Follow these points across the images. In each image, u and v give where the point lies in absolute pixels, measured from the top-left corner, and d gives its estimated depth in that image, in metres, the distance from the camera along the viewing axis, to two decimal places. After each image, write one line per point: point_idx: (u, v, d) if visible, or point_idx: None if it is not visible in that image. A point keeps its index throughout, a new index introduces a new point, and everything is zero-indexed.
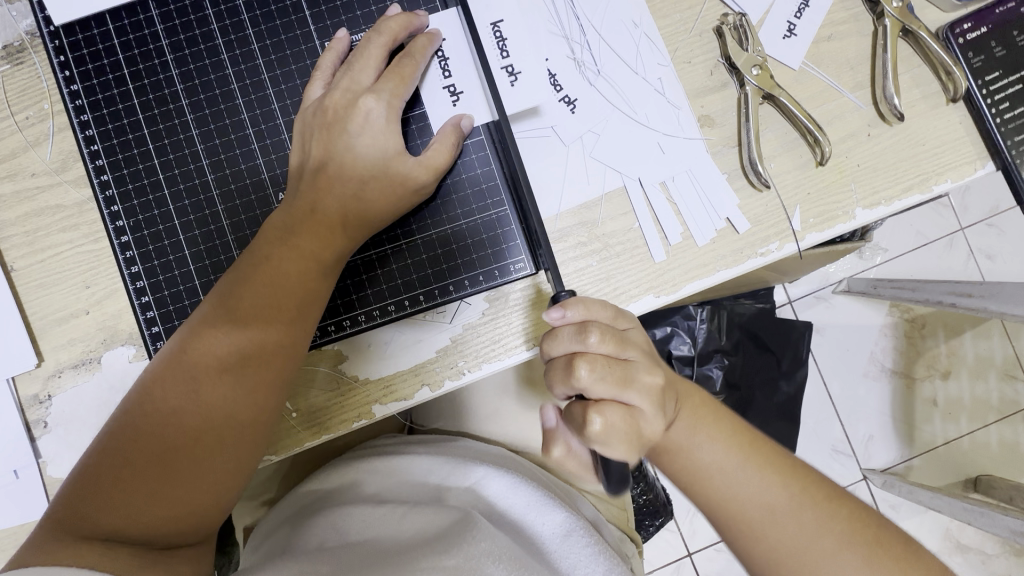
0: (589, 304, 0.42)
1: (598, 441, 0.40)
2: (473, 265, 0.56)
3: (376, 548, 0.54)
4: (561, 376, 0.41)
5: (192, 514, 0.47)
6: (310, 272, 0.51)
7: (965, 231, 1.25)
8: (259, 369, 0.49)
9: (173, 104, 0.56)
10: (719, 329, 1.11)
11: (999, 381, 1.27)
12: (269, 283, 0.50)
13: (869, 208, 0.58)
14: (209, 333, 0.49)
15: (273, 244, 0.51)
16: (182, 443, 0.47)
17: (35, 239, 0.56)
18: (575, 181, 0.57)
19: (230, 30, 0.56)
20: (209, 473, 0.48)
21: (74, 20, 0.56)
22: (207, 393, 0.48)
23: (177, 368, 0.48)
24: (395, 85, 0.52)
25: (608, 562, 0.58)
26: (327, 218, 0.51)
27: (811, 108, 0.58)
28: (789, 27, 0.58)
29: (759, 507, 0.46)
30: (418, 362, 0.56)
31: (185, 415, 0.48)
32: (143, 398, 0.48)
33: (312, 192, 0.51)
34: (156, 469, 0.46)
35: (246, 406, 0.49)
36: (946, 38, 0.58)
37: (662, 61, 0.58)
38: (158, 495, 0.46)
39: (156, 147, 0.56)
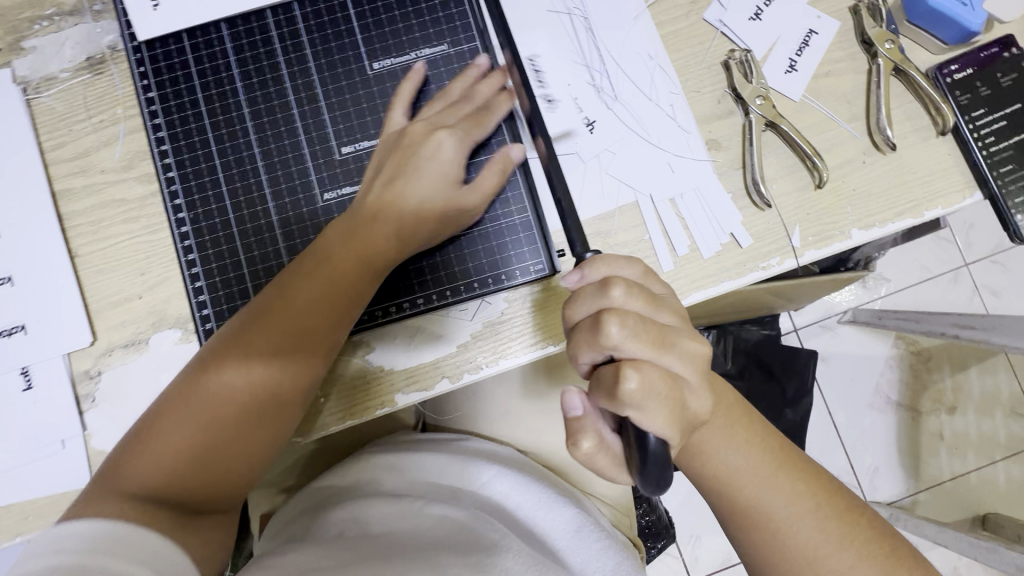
0: (609, 262, 0.43)
1: (637, 401, 0.37)
2: (496, 265, 0.60)
3: (395, 537, 0.56)
4: (590, 337, 0.39)
5: (225, 486, 0.52)
6: (361, 273, 0.55)
7: (969, 266, 1.29)
8: (303, 364, 0.53)
9: (236, 112, 0.63)
10: (725, 352, 1.15)
11: (1005, 417, 1.28)
12: (318, 287, 0.54)
13: (865, 229, 0.62)
14: (261, 328, 0.52)
15: (330, 245, 0.55)
16: (227, 424, 0.51)
17: (99, 229, 0.62)
18: (591, 193, 0.62)
19: (290, 49, 0.63)
20: (247, 451, 0.52)
21: (155, 36, 0.63)
22: (254, 375, 0.52)
23: (229, 355, 0.52)
24: (469, 127, 0.58)
25: (617, 555, 0.63)
26: (377, 229, 0.55)
27: (811, 136, 0.63)
28: (791, 63, 0.64)
29: (784, 512, 0.48)
30: (440, 355, 0.60)
31: (234, 399, 0.51)
32: (195, 378, 0.51)
33: (371, 212, 0.56)
34: (201, 445, 0.50)
35: (291, 390, 0.53)
36: (935, 78, 0.63)
37: (673, 90, 0.64)
38: (199, 467, 0.50)
39: (218, 149, 0.62)
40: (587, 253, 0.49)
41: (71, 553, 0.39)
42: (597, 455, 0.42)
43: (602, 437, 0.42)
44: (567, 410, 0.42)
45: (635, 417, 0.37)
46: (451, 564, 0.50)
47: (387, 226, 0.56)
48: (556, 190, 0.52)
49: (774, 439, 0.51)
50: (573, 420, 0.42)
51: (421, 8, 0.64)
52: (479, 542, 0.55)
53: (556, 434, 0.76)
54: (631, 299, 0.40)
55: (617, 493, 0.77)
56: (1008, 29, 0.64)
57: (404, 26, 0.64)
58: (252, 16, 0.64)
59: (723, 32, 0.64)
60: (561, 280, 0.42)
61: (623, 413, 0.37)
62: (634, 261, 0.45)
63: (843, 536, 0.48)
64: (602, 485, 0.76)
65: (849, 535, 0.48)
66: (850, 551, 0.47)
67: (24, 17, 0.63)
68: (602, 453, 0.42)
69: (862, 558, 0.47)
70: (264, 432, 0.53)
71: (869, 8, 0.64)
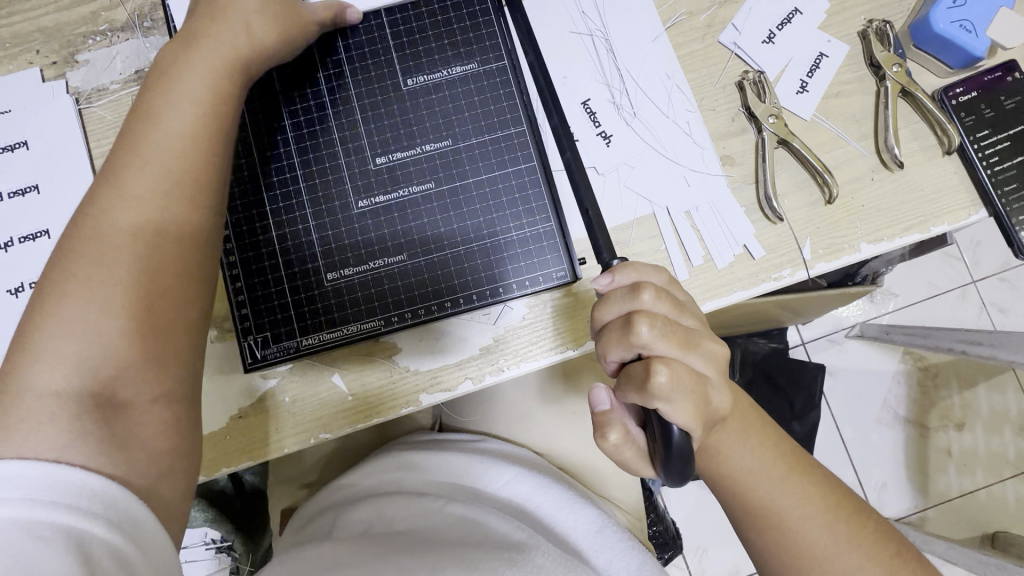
0: (638, 269, 0.45)
1: (665, 393, 0.39)
2: (521, 271, 0.62)
3: (422, 534, 0.58)
4: (621, 336, 0.41)
5: (141, 386, 0.42)
6: (206, 112, 0.49)
7: (977, 284, 1.30)
8: (176, 209, 0.46)
9: (270, 107, 0.61)
10: (733, 364, 1.16)
11: (1013, 434, 1.29)
12: (181, 124, 0.48)
13: (873, 243, 0.65)
14: (110, 189, 0.45)
15: (137, 112, 0.48)
16: (110, 303, 0.42)
17: None
18: (610, 204, 0.65)
19: (323, 48, 0.62)
20: (133, 337, 0.42)
21: None
22: (123, 238, 0.44)
23: (77, 238, 0.44)
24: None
25: (641, 556, 0.63)
26: (221, 44, 0.51)
27: (821, 153, 0.66)
28: (802, 84, 0.67)
29: (794, 514, 0.50)
30: (464, 357, 0.63)
31: (107, 272, 0.43)
32: (60, 263, 0.43)
33: (206, 26, 0.51)
34: (80, 335, 0.41)
35: (186, 195, 0.47)
36: (940, 100, 0.66)
37: (690, 108, 0.67)
38: (99, 360, 0.41)
39: (252, 142, 0.61)
40: (613, 260, 0.52)
41: (91, 523, 0.37)
42: (624, 448, 0.44)
43: (627, 430, 0.44)
44: (595, 404, 0.45)
45: (663, 409, 0.39)
46: (482, 560, 0.52)
47: (221, 41, 0.51)
48: (584, 201, 0.57)
49: (785, 443, 0.53)
50: (600, 414, 0.45)
51: (451, 18, 0.64)
52: (505, 540, 0.57)
53: (570, 438, 0.78)
54: (661, 300, 0.42)
55: (629, 497, 0.79)
56: (1011, 54, 0.67)
57: (434, 34, 0.64)
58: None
59: (737, 54, 0.68)
60: (593, 282, 0.44)
61: (651, 404, 0.39)
62: (659, 270, 0.48)
63: (850, 538, 0.49)
64: (614, 488, 0.78)
65: (857, 538, 0.49)
66: (857, 553, 0.49)
67: (78, 32, 0.67)
68: (627, 445, 0.44)
69: (868, 559, 0.49)
70: (169, 292, 0.44)
71: (877, 33, 0.67)
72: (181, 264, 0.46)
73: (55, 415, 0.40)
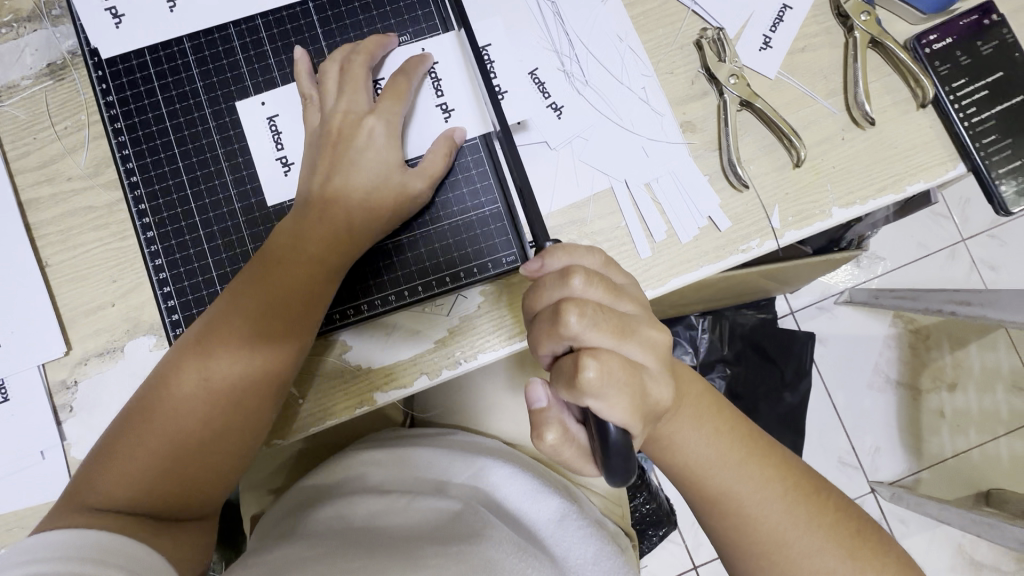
0: (570, 249, 0.43)
1: (596, 390, 0.37)
2: (469, 258, 0.60)
3: (382, 534, 0.56)
4: (550, 327, 0.39)
5: (202, 493, 0.52)
6: (317, 276, 0.54)
7: (966, 242, 1.27)
8: (259, 398, 0.53)
9: (198, 113, 0.61)
10: (721, 337, 1.13)
11: (1005, 392, 1.27)
12: (294, 272, 0.53)
13: (846, 207, 0.61)
14: (228, 320, 0.52)
15: (273, 250, 0.54)
16: (197, 431, 0.51)
17: (69, 237, 0.61)
18: (565, 181, 0.61)
19: (250, 46, 0.62)
20: (207, 458, 0.52)
21: (116, 53, 0.61)
22: (213, 381, 0.51)
23: (194, 352, 0.52)
24: (392, 104, 0.57)
25: (600, 542, 0.62)
26: (326, 223, 0.55)
27: (788, 114, 0.62)
28: (765, 40, 0.63)
29: (753, 498, 0.48)
30: (418, 351, 0.60)
31: (203, 398, 0.51)
32: (172, 373, 0.52)
33: (317, 209, 0.55)
34: (169, 445, 0.51)
35: (274, 379, 0.53)
36: (913, 48, 0.62)
37: (646, 72, 0.62)
38: (179, 472, 0.51)
39: (180, 151, 0.61)
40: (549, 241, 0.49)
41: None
42: (563, 447, 0.42)
43: (567, 428, 0.42)
44: (531, 401, 0.43)
45: (596, 406, 0.37)
46: (434, 557, 0.51)
47: (330, 225, 0.55)
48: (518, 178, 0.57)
49: (741, 426, 0.51)
50: (538, 412, 0.42)
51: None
52: (461, 535, 0.55)
53: None
54: (592, 286, 0.40)
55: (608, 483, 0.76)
56: None
57: (364, 17, 0.62)
58: (214, 27, 0.62)
59: (695, 11, 0.63)
60: (523, 268, 0.43)
61: (582, 403, 0.37)
62: (596, 252, 0.45)
63: (810, 519, 0.48)
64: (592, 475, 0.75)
65: (816, 518, 0.48)
66: (818, 534, 0.48)
67: None
68: (567, 444, 0.42)
69: (828, 542, 0.48)
70: (241, 432, 0.53)
71: None
72: (252, 437, 0.54)
73: (144, 498, 0.50)
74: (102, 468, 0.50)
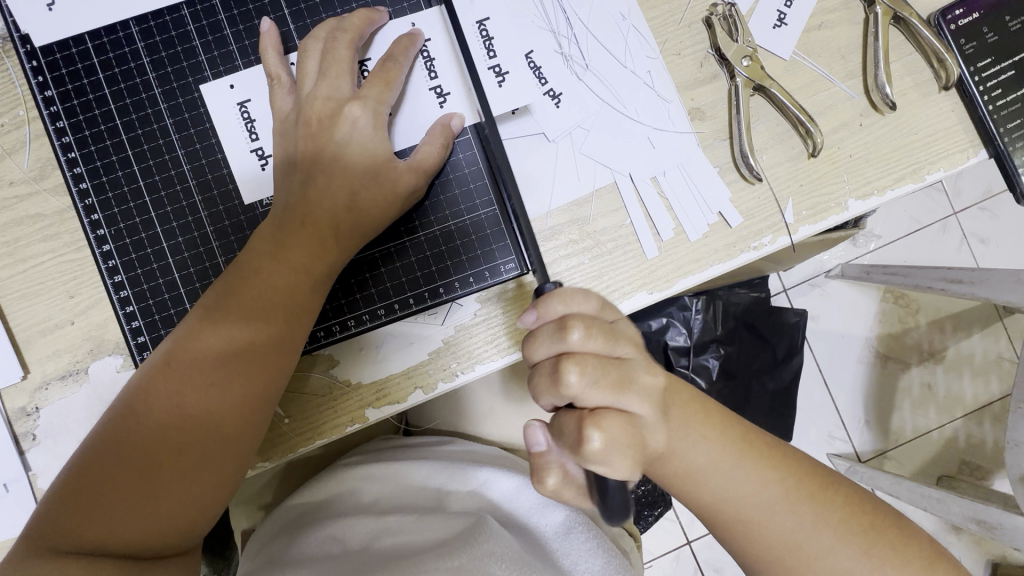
0: (566, 296, 0.40)
1: (601, 457, 0.37)
2: (463, 266, 0.55)
3: (382, 559, 0.53)
4: (550, 384, 0.39)
5: (177, 532, 0.46)
6: (300, 283, 0.49)
7: (959, 216, 1.24)
8: (243, 419, 0.47)
9: (151, 108, 0.55)
10: (715, 318, 1.07)
11: (973, 374, 1.23)
12: (273, 278, 0.48)
13: (862, 199, 0.57)
14: (204, 334, 0.47)
15: (251, 256, 0.49)
16: (171, 461, 0.46)
17: (16, 250, 0.54)
18: (565, 177, 0.56)
19: (207, 30, 0.55)
20: (182, 492, 0.46)
21: (52, 40, 0.54)
22: (190, 402, 0.46)
23: (165, 372, 0.47)
24: (380, 91, 0.51)
25: (607, 554, 0.59)
26: (309, 224, 0.49)
27: (803, 98, 0.57)
28: (779, 16, 0.58)
29: (752, 505, 0.46)
30: (411, 364, 0.55)
31: (178, 421, 0.46)
32: (141, 398, 0.46)
33: (297, 212, 0.49)
34: (138, 477, 0.45)
35: (257, 396, 0.48)
36: (938, 25, 0.57)
37: (651, 54, 0.57)
38: (153, 508, 0.45)
39: (135, 153, 0.55)
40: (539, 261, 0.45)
41: None
42: (564, 490, 0.43)
43: (567, 472, 0.43)
44: (532, 445, 0.43)
45: (601, 470, 0.38)
46: None
47: (315, 230, 0.49)
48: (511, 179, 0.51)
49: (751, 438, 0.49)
50: (538, 456, 0.43)
51: None
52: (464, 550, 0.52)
53: None
54: (590, 341, 0.39)
55: None
56: None
57: None
58: (164, 9, 0.55)
59: None
60: (518, 321, 0.40)
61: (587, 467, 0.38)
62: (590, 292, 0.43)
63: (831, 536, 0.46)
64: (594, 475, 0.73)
65: (822, 517, 0.46)
66: (844, 554, 0.45)
67: None
68: (568, 486, 0.43)
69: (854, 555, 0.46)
70: (221, 460, 0.47)
71: None
72: (236, 465, 0.48)
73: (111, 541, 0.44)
74: (67, 507, 0.44)
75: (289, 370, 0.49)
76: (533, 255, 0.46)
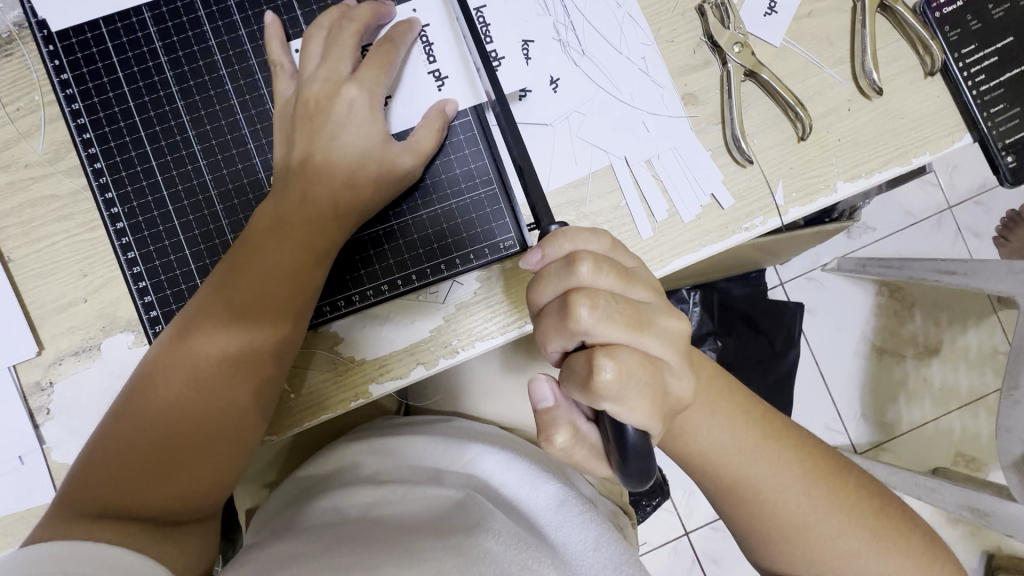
0: (574, 235, 0.42)
1: (613, 392, 0.37)
2: (465, 243, 0.57)
3: (383, 524, 0.55)
4: (560, 321, 0.40)
5: (199, 498, 0.48)
6: (305, 262, 0.51)
7: (952, 209, 1.26)
8: (256, 390, 0.49)
9: (164, 90, 0.56)
10: (710, 312, 1.09)
11: (967, 367, 1.25)
12: (280, 257, 0.50)
13: (851, 181, 0.59)
14: (214, 313, 0.49)
15: (263, 236, 0.51)
16: (189, 433, 0.48)
17: (31, 230, 0.56)
18: (563, 159, 0.58)
19: (217, 16, 0.56)
20: (201, 462, 0.48)
21: (68, 25, 0.56)
22: (203, 377, 0.48)
23: (177, 351, 0.48)
24: (376, 73, 0.52)
25: (599, 527, 0.60)
26: (310, 204, 0.51)
27: (793, 84, 0.59)
28: (770, 5, 0.60)
29: (740, 475, 0.48)
30: (413, 341, 0.57)
31: (191, 396, 0.48)
32: (155, 376, 0.48)
33: (299, 186, 0.51)
34: (157, 448, 0.47)
35: (269, 367, 0.50)
36: (923, 13, 0.59)
37: (645, 41, 0.59)
38: (174, 476, 0.47)
39: (147, 134, 0.56)
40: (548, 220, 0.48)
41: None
42: (574, 447, 0.44)
43: (576, 428, 0.44)
44: (539, 401, 0.45)
45: (613, 408, 0.38)
46: (431, 543, 0.49)
47: (315, 210, 0.51)
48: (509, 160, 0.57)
49: (757, 411, 0.50)
50: (545, 412, 0.45)
51: None
52: (458, 525, 0.53)
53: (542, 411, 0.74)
54: (600, 275, 0.40)
55: None
56: None
57: None
58: None
59: None
60: (523, 262, 0.42)
61: (599, 404, 0.38)
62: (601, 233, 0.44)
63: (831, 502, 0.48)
64: None
65: (805, 493, 0.48)
66: (839, 515, 0.48)
67: None
68: (578, 444, 0.44)
69: (849, 520, 0.48)
70: (238, 430, 0.49)
71: None
72: (252, 433, 0.50)
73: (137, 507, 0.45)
74: (89, 481, 0.46)
75: (298, 342, 0.51)
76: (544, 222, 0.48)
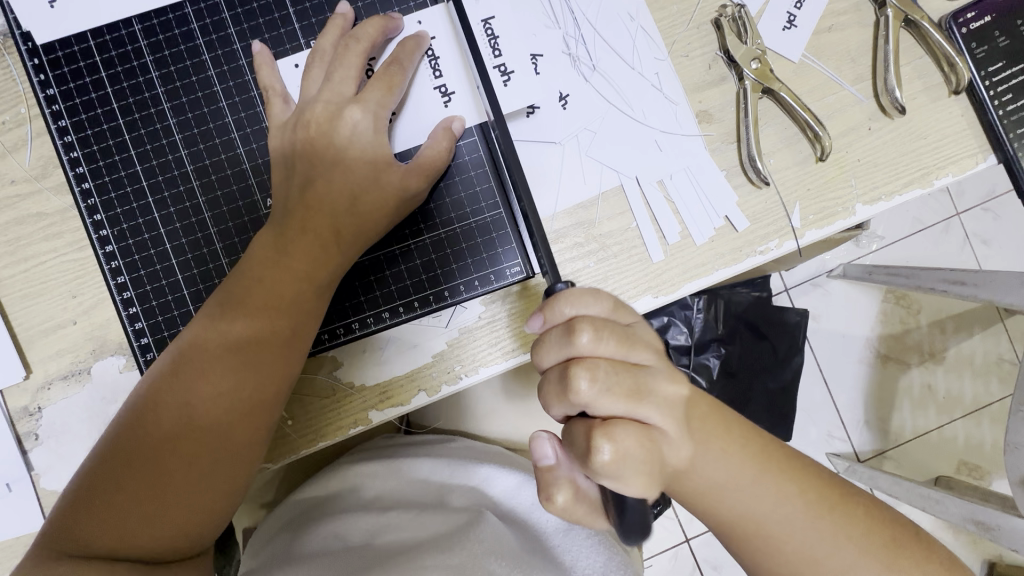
0: (574, 300, 0.41)
1: (612, 471, 0.39)
2: (468, 270, 0.55)
3: (385, 554, 0.53)
4: (561, 392, 0.40)
5: (192, 535, 0.46)
6: (303, 291, 0.49)
7: (961, 217, 1.23)
8: (252, 422, 0.47)
9: (154, 107, 0.54)
10: (716, 318, 1.07)
11: (974, 377, 1.23)
12: (277, 284, 0.48)
13: (869, 204, 0.57)
14: (209, 343, 0.47)
15: (259, 262, 0.48)
16: (181, 468, 0.45)
17: (17, 249, 0.54)
18: (570, 179, 0.55)
19: (210, 29, 0.54)
20: (194, 499, 0.46)
21: (54, 38, 0.54)
22: (197, 410, 0.46)
23: (171, 383, 0.46)
24: (382, 94, 0.50)
25: (608, 551, 0.58)
26: (312, 230, 0.49)
27: (811, 102, 0.57)
28: (789, 18, 0.57)
29: (765, 515, 0.45)
30: (415, 367, 0.55)
31: (186, 429, 0.46)
32: (148, 408, 0.46)
33: (300, 213, 0.49)
34: (148, 483, 0.45)
35: (266, 398, 0.48)
36: (949, 28, 0.57)
37: (659, 56, 0.56)
38: (166, 512, 0.45)
39: (138, 152, 0.54)
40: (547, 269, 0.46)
41: None
42: (574, 506, 0.44)
43: (577, 487, 0.44)
44: (539, 459, 0.44)
45: (611, 483, 0.39)
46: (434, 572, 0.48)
47: (316, 238, 0.49)
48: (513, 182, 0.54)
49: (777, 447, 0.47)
50: (546, 470, 0.44)
51: None
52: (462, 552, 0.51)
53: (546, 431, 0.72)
54: (601, 344, 0.40)
55: None
56: None
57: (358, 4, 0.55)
58: (168, 7, 0.54)
59: None
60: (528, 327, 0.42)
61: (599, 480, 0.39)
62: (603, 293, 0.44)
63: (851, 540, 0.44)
64: None
65: (834, 531, 0.45)
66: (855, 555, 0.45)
67: None
68: (578, 502, 0.44)
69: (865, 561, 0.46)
70: (233, 464, 0.47)
71: None
72: (249, 468, 0.48)
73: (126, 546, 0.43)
74: (78, 518, 0.44)
75: (296, 372, 0.49)
76: (543, 257, 0.45)
